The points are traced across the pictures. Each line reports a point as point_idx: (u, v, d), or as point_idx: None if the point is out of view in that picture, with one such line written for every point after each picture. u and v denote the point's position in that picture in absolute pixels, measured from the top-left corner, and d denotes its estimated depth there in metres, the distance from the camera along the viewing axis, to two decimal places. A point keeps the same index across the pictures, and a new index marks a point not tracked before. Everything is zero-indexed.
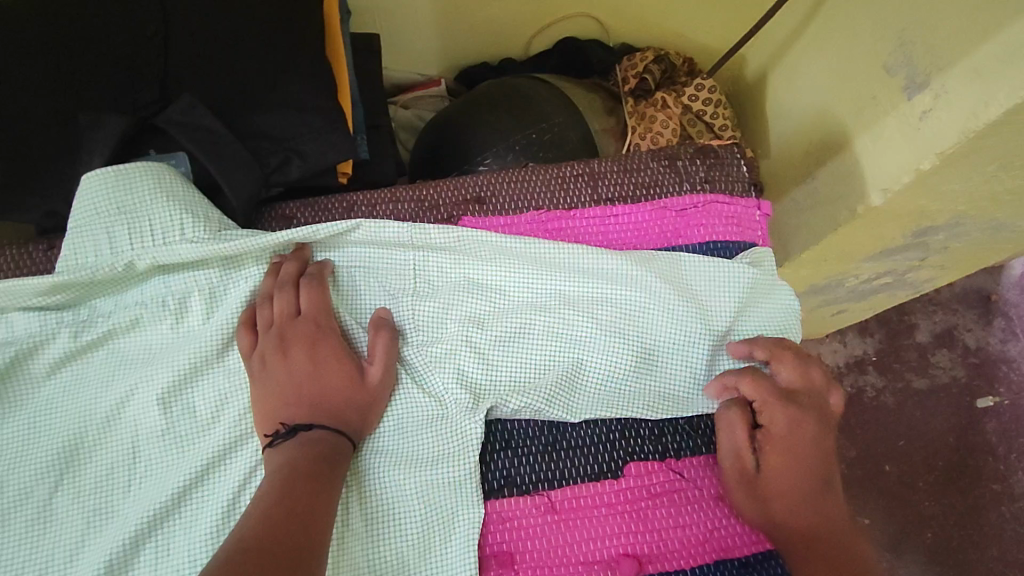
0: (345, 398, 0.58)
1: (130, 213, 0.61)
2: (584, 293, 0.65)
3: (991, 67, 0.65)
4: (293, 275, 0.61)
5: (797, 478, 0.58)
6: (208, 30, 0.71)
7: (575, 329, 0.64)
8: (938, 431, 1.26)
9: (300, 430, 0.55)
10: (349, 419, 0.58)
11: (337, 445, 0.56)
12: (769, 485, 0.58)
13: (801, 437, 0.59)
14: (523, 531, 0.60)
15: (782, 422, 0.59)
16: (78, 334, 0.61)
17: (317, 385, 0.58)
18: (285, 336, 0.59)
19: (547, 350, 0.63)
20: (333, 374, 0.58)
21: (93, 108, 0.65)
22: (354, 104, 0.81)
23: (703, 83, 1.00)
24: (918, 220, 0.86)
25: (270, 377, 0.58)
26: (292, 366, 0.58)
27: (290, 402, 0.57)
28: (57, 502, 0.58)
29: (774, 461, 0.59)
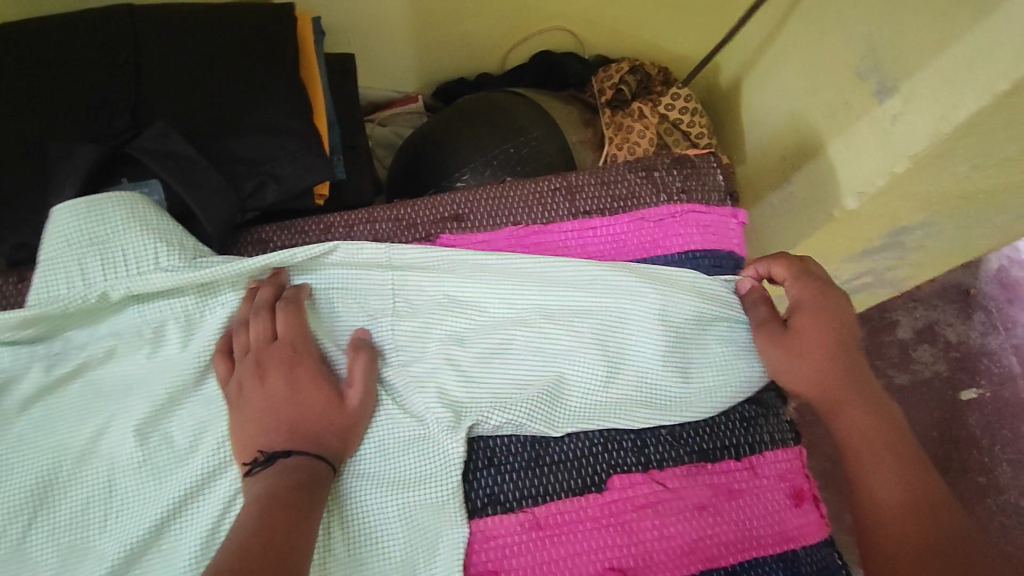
0: (325, 420, 0.58)
1: (103, 243, 0.60)
2: (560, 307, 0.65)
3: (957, 71, 0.66)
4: (268, 299, 0.60)
5: (828, 340, 0.64)
6: (180, 57, 0.71)
7: (554, 343, 0.64)
8: (923, 426, 1.29)
9: (278, 457, 0.55)
10: (329, 443, 0.57)
11: (317, 469, 0.55)
12: (801, 351, 0.64)
13: (824, 301, 0.65)
14: (508, 549, 0.60)
15: (807, 292, 0.66)
16: (50, 368, 0.60)
17: (296, 410, 0.57)
18: (262, 361, 0.58)
19: (527, 366, 0.63)
20: (312, 399, 0.58)
21: (65, 138, 0.65)
22: (330, 124, 0.81)
23: (679, 92, 1.01)
24: (893, 220, 0.88)
25: (249, 403, 0.57)
26: (270, 392, 0.57)
27: (268, 428, 0.56)
28: (31, 541, 0.57)
29: (807, 326, 0.65)
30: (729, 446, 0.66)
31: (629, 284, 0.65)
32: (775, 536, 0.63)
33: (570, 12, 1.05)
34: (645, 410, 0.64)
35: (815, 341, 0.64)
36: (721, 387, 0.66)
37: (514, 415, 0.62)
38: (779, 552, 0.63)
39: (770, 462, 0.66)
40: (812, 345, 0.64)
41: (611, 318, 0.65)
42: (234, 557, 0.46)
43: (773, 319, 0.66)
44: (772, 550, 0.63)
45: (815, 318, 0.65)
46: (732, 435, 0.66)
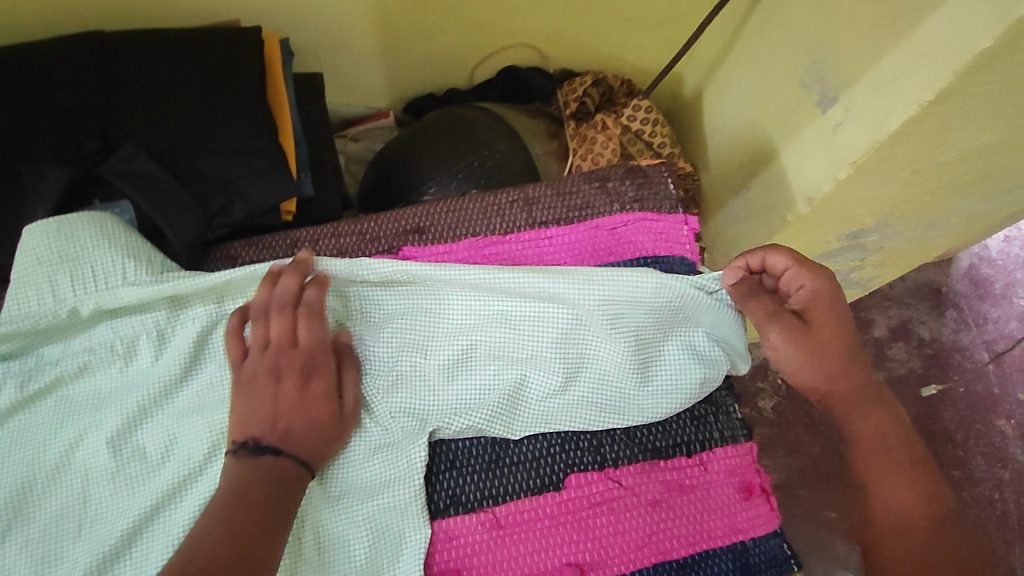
0: (317, 428, 0.59)
1: (73, 261, 0.62)
2: (520, 315, 0.66)
3: (889, 82, 0.69)
4: (294, 289, 0.61)
5: (835, 333, 0.66)
6: (148, 82, 0.73)
7: (513, 350, 0.66)
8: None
9: (267, 455, 0.56)
10: (315, 451, 0.59)
11: (298, 474, 0.57)
12: (817, 345, 0.65)
13: (835, 294, 0.66)
14: (469, 547, 0.63)
15: (820, 284, 0.65)
16: (23, 384, 0.63)
17: (295, 415, 0.58)
18: (280, 361, 0.59)
19: (488, 374, 0.66)
20: (314, 409, 0.59)
21: (35, 161, 0.67)
22: (297, 143, 0.84)
23: (640, 104, 1.06)
24: (848, 223, 0.92)
25: (257, 397, 0.58)
26: (280, 395, 0.58)
27: (264, 425, 0.57)
28: (3, 552, 0.58)
29: (821, 320, 0.65)
30: (681, 443, 0.69)
31: (584, 290, 0.67)
32: (725, 529, 0.66)
33: (534, 29, 1.08)
34: (600, 415, 0.67)
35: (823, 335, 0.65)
36: (677, 393, 0.69)
37: (473, 420, 0.65)
38: (728, 544, 0.66)
39: (720, 458, 0.70)
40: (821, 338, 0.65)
41: (570, 328, 0.67)
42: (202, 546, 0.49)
43: (785, 315, 0.66)
44: (722, 543, 0.66)
45: (821, 310, 0.65)
46: (685, 433, 0.69)
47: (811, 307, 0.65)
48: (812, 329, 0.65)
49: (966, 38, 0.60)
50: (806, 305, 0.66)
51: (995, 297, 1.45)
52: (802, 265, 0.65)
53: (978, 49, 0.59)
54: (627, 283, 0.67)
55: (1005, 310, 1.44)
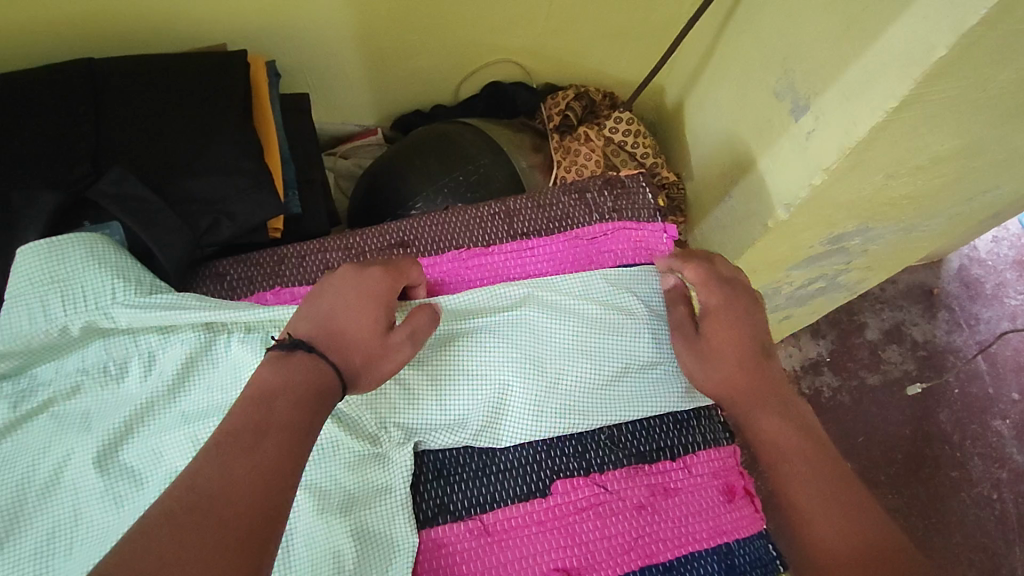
0: (357, 340, 0.58)
1: (65, 281, 0.64)
2: (525, 332, 0.68)
3: (856, 91, 0.71)
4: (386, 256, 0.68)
5: (735, 343, 0.66)
6: (137, 107, 0.76)
7: (514, 365, 0.67)
8: (896, 427, 1.36)
9: (299, 348, 0.55)
10: (350, 361, 0.57)
11: (327, 378, 0.55)
12: (711, 356, 0.66)
13: (734, 305, 0.67)
14: (458, 555, 0.63)
15: (713, 298, 0.67)
16: (16, 405, 0.64)
17: (342, 319, 0.59)
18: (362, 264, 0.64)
19: (498, 390, 0.66)
20: (360, 319, 0.59)
21: (26, 185, 0.69)
22: (284, 161, 0.86)
23: (621, 116, 1.10)
24: (829, 228, 0.93)
25: (323, 291, 0.61)
26: (345, 292, 0.60)
27: (315, 322, 0.58)
28: None
29: (714, 334, 0.66)
30: (665, 447, 0.70)
31: (592, 313, 0.70)
32: (710, 531, 0.67)
33: (516, 46, 1.11)
34: (598, 425, 0.69)
35: (721, 348, 0.66)
36: (672, 402, 0.71)
37: (477, 429, 0.66)
38: (714, 545, 0.67)
39: (703, 461, 0.71)
40: (718, 352, 0.66)
41: (581, 345, 0.69)
42: (179, 538, 0.42)
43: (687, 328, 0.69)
44: (707, 544, 0.67)
45: (719, 322, 0.66)
46: (668, 437, 0.71)
47: (706, 318, 0.67)
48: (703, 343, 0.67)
49: (924, 48, 0.62)
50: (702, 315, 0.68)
51: (985, 298, 1.46)
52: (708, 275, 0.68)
53: (936, 57, 0.61)
54: (631, 307, 0.72)
55: (997, 310, 1.45)
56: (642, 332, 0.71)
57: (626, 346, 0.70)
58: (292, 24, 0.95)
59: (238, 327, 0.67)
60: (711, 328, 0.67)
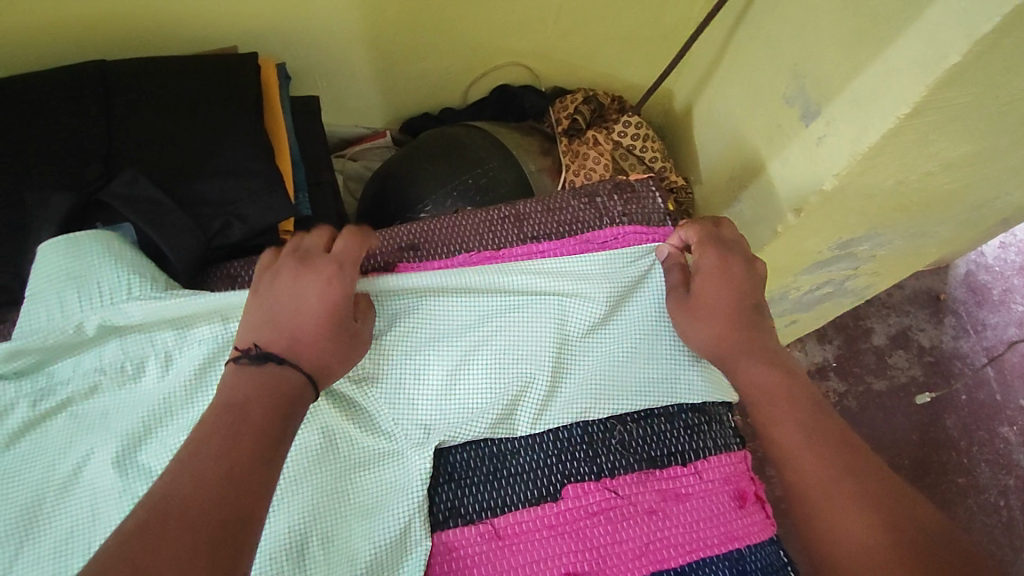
0: (321, 344, 0.58)
1: (81, 278, 0.65)
2: (523, 324, 0.69)
3: (867, 96, 0.71)
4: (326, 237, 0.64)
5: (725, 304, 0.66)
6: (148, 109, 0.76)
7: (515, 357, 0.68)
8: (904, 433, 1.36)
9: (271, 362, 0.55)
10: (322, 366, 0.57)
11: (300, 387, 0.55)
12: (700, 312, 0.67)
13: (730, 267, 0.67)
14: (469, 559, 0.63)
15: (708, 262, 0.68)
16: (36, 403, 0.65)
17: (301, 324, 0.58)
18: (308, 259, 0.61)
19: (509, 383, 0.67)
20: (319, 321, 0.58)
21: (40, 187, 0.70)
22: (295, 163, 0.86)
23: (629, 120, 1.10)
24: (839, 233, 0.93)
25: (275, 296, 0.59)
26: (299, 295, 0.59)
27: (274, 329, 0.58)
28: (16, 569, 0.60)
29: (704, 294, 0.67)
30: (677, 452, 0.70)
31: (589, 301, 0.71)
32: (722, 537, 0.67)
33: (525, 50, 1.11)
34: (607, 425, 0.69)
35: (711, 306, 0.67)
36: (684, 394, 0.71)
37: (492, 423, 0.66)
38: (726, 551, 0.66)
39: (714, 466, 0.70)
40: (710, 309, 0.67)
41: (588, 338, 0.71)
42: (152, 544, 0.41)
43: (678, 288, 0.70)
44: (719, 550, 0.66)
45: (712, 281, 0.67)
46: (679, 442, 0.70)
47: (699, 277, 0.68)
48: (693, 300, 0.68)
49: (936, 54, 0.62)
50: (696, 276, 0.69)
51: (992, 304, 1.46)
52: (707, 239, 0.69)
53: (948, 64, 0.61)
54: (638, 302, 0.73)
55: (1004, 316, 1.44)
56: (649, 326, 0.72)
57: (633, 339, 0.72)
58: (302, 27, 0.95)
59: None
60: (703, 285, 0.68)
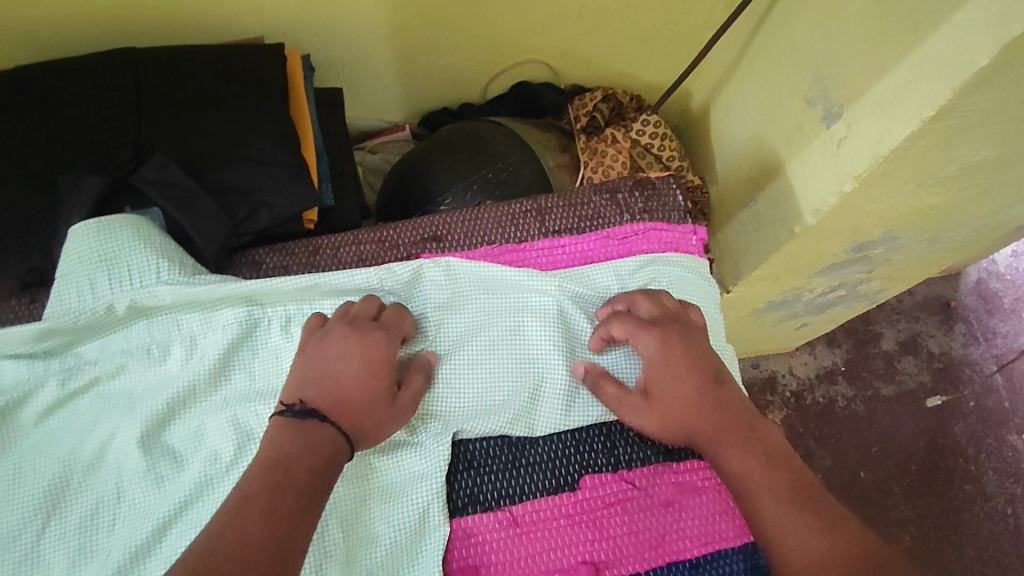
0: (365, 405, 0.61)
1: (112, 259, 0.65)
2: (525, 320, 0.72)
3: (890, 100, 0.72)
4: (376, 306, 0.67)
5: (685, 390, 0.65)
6: (176, 96, 0.77)
7: (521, 352, 0.71)
8: (912, 439, 1.36)
9: (312, 419, 0.58)
10: (359, 425, 0.60)
11: (340, 448, 0.58)
12: (663, 410, 0.65)
13: (672, 350, 0.67)
14: (487, 545, 0.64)
15: (654, 345, 0.67)
16: (64, 382, 0.66)
17: (345, 386, 0.61)
18: (357, 323, 0.65)
19: (526, 375, 0.70)
20: (365, 385, 0.61)
21: (72, 171, 0.71)
22: (318, 154, 0.87)
23: (648, 119, 1.10)
24: (854, 236, 0.93)
25: (322, 357, 0.62)
26: (347, 358, 0.62)
27: (321, 389, 0.61)
28: (43, 543, 0.61)
29: (663, 385, 0.66)
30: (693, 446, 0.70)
31: (582, 295, 0.74)
32: (737, 530, 0.66)
33: (545, 47, 1.12)
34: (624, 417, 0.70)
35: (672, 400, 0.65)
36: None
37: (512, 415, 0.68)
38: (740, 544, 0.66)
39: None
40: (673, 406, 0.65)
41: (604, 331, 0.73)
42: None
43: (628, 393, 0.67)
44: (733, 543, 0.66)
45: (663, 372, 0.66)
46: None
47: (650, 373, 0.66)
48: (651, 395, 0.66)
49: (964, 58, 0.62)
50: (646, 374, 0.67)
51: (1003, 312, 1.46)
52: (642, 326, 0.68)
53: (975, 68, 0.61)
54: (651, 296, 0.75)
55: (1015, 324, 1.44)
56: None
57: None
58: (328, 21, 0.96)
59: (279, 312, 0.69)
60: (657, 382, 0.66)
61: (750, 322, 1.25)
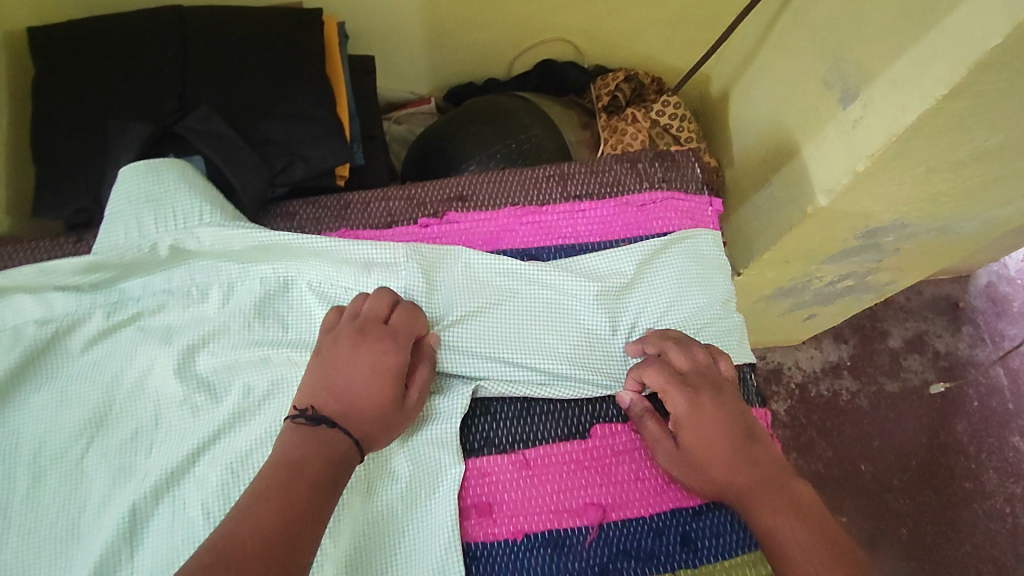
0: (374, 410, 0.61)
1: (158, 200, 0.69)
2: (540, 309, 0.74)
3: (905, 80, 0.74)
4: (384, 309, 0.67)
5: (715, 447, 0.64)
6: (217, 52, 0.81)
7: (535, 333, 0.73)
8: (914, 435, 1.38)
9: (323, 423, 0.59)
10: (369, 430, 0.61)
11: (349, 453, 0.59)
12: (693, 465, 0.65)
13: (703, 408, 0.66)
14: (500, 484, 0.67)
15: (683, 404, 0.66)
16: (110, 314, 0.70)
17: (355, 392, 0.61)
18: (365, 329, 0.65)
19: (542, 351, 0.72)
20: (374, 392, 0.62)
21: (122, 118, 0.76)
22: (351, 116, 0.91)
23: (669, 100, 1.13)
24: (865, 222, 0.96)
25: (334, 362, 0.63)
26: (357, 365, 0.62)
27: (331, 394, 0.61)
28: (87, 462, 0.65)
29: (693, 441, 0.65)
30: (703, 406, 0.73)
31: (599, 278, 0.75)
32: None
33: (571, 26, 1.15)
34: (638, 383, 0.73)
35: (703, 456, 0.64)
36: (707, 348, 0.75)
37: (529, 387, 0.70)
38: None
39: None
40: (702, 461, 0.64)
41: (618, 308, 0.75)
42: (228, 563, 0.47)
43: (663, 440, 0.67)
44: None
45: (693, 429, 0.65)
46: None
47: (681, 430, 0.66)
48: (683, 454, 0.66)
49: (980, 36, 0.65)
50: (677, 427, 0.66)
51: (1012, 315, 1.47)
52: (674, 382, 0.67)
53: (990, 45, 0.63)
54: (664, 277, 0.77)
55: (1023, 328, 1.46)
56: (674, 295, 0.76)
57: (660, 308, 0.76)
58: None
59: (310, 277, 0.72)
60: (687, 438, 0.65)
61: (759, 309, 1.28)
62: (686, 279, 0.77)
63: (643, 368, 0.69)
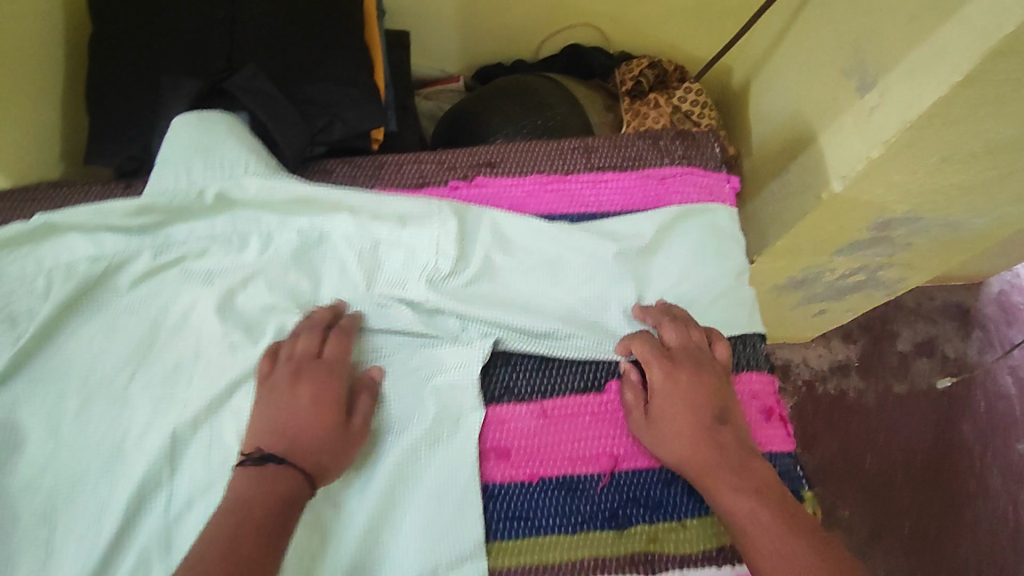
0: (317, 440, 0.64)
1: (206, 150, 0.73)
2: (563, 269, 0.77)
3: (922, 68, 0.77)
4: (315, 347, 0.69)
5: (684, 422, 0.67)
6: (264, 15, 0.85)
7: (556, 292, 0.76)
8: (918, 434, 1.40)
9: (268, 461, 0.61)
10: (318, 459, 0.63)
11: (299, 487, 0.61)
12: (660, 439, 0.68)
13: (677, 383, 0.69)
14: (518, 430, 0.71)
15: (661, 376, 0.70)
16: (156, 255, 0.74)
17: (298, 427, 0.64)
18: (301, 369, 0.67)
19: (562, 309, 0.76)
20: (316, 425, 0.64)
21: (174, 72, 0.80)
22: (386, 84, 0.95)
23: (690, 88, 1.15)
24: (877, 213, 0.99)
25: (275, 402, 0.65)
26: (298, 403, 0.65)
27: (274, 433, 0.64)
28: (133, 388, 0.70)
29: (665, 413, 0.68)
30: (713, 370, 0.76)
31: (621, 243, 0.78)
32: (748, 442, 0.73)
33: (599, 11, 1.18)
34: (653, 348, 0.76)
35: (670, 429, 0.68)
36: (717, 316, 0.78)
37: (550, 342, 0.74)
38: None
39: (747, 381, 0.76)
40: (671, 432, 0.67)
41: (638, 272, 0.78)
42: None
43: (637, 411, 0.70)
44: None
45: (667, 400, 0.69)
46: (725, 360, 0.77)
47: (655, 401, 0.69)
48: (653, 423, 0.69)
49: (995, 24, 0.67)
50: (653, 398, 0.70)
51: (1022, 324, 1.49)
52: (657, 355, 0.71)
53: (1004, 32, 0.66)
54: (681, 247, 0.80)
55: None
56: (690, 264, 0.80)
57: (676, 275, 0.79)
58: None
59: (342, 229, 0.75)
60: (660, 408, 0.69)
61: (770, 301, 1.30)
62: (703, 251, 0.80)
63: (633, 340, 0.73)
